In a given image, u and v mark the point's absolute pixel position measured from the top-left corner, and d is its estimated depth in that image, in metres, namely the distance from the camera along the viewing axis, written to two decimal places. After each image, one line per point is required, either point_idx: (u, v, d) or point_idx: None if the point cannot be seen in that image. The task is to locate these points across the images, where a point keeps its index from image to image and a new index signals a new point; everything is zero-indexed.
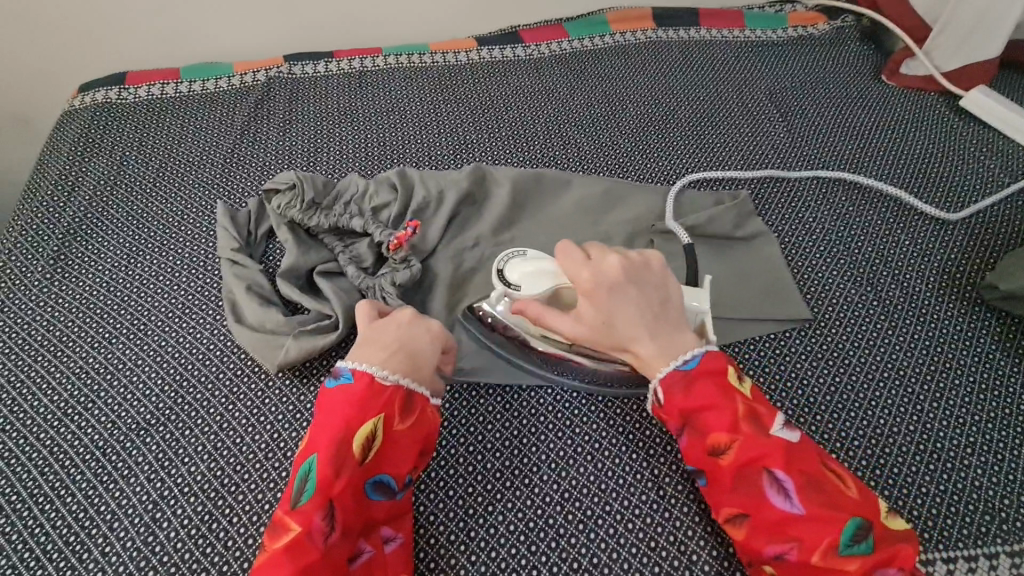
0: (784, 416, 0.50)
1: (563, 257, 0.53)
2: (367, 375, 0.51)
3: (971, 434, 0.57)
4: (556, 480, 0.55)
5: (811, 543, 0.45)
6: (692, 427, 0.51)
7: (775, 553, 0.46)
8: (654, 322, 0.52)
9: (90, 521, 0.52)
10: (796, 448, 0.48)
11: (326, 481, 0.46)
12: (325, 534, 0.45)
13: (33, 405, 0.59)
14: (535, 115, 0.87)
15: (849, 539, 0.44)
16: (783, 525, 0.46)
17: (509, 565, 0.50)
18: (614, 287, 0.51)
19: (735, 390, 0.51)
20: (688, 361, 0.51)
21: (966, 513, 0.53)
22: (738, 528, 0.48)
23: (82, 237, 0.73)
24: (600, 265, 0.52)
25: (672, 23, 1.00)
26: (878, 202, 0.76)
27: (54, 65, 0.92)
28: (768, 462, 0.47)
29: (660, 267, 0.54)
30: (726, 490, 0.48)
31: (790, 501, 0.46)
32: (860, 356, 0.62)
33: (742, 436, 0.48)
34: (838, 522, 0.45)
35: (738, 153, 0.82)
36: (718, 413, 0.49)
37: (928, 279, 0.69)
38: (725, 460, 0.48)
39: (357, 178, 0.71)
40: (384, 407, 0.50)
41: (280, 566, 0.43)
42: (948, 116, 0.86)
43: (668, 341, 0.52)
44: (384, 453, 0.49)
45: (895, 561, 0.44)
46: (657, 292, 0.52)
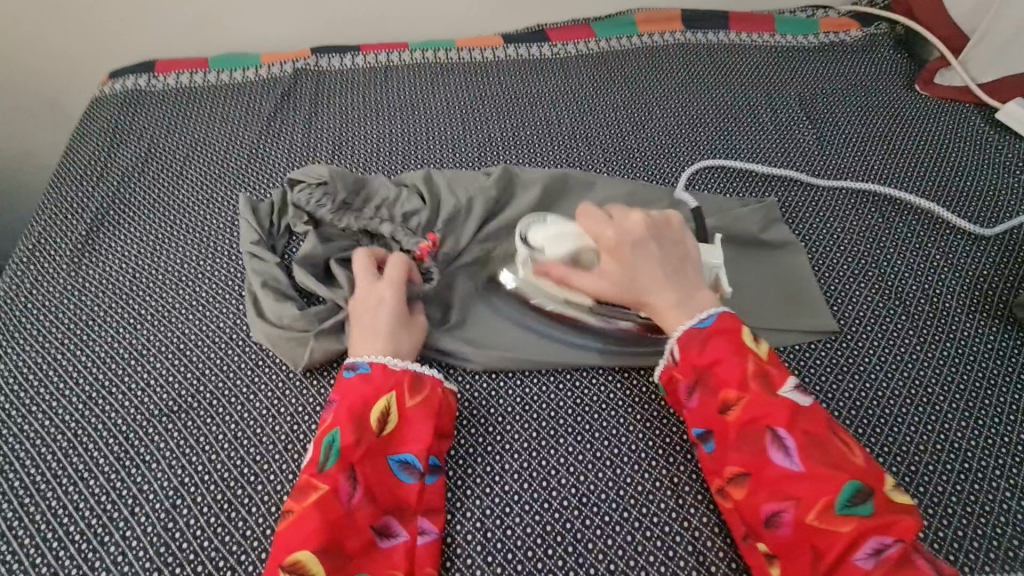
0: (795, 380, 0.52)
1: (585, 219, 0.58)
2: (383, 364, 0.55)
3: (1000, 455, 0.56)
4: (574, 484, 0.54)
5: (808, 503, 0.46)
6: (703, 384, 0.52)
7: (773, 512, 0.47)
8: (672, 277, 0.56)
9: (111, 504, 0.53)
10: (802, 410, 0.49)
11: (348, 447, 0.50)
12: (350, 495, 0.48)
13: (59, 387, 0.60)
14: (560, 115, 0.86)
15: (845, 501, 0.45)
16: (781, 482, 0.47)
17: (525, 568, 0.50)
18: (635, 242, 0.56)
19: (749, 349, 0.52)
20: (701, 320, 0.54)
21: (993, 535, 0.52)
22: (739, 487, 0.49)
23: (110, 221, 0.73)
24: (622, 224, 0.57)
25: (700, 25, 0.99)
26: (909, 215, 0.74)
27: (87, 51, 0.93)
28: (770, 421, 0.49)
29: (680, 226, 0.58)
30: (731, 447, 0.50)
31: (789, 458, 0.47)
32: (887, 371, 0.61)
33: (750, 394, 0.50)
34: (836, 483, 0.46)
35: (766, 160, 0.81)
36: (728, 369, 0.51)
37: (959, 294, 0.67)
38: (731, 417, 0.50)
39: (389, 184, 0.71)
40: (398, 385, 0.54)
41: (308, 520, 0.46)
42: (983, 129, 0.84)
43: (689, 296, 0.55)
44: (402, 428, 0.53)
45: (891, 529, 0.44)
46: (677, 249, 0.57)
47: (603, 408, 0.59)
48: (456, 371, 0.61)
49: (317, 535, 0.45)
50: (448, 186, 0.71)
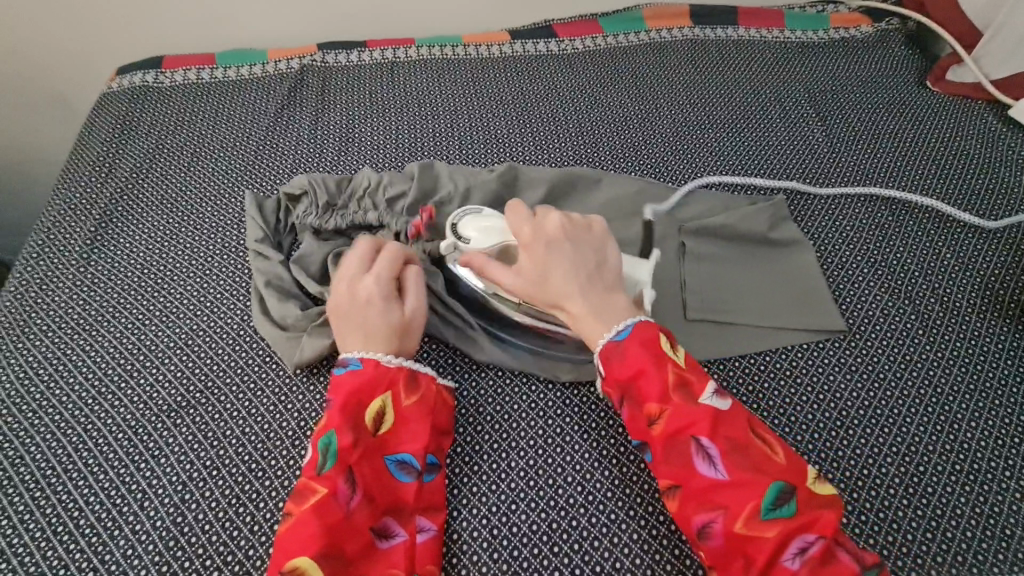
0: (716, 384, 0.50)
1: (513, 214, 0.58)
2: (376, 360, 0.53)
3: (1009, 456, 0.56)
4: (580, 482, 0.55)
5: (735, 510, 0.45)
6: (629, 397, 0.51)
7: (704, 523, 0.46)
8: (587, 281, 0.55)
9: (121, 499, 0.53)
10: (722, 416, 0.48)
11: (346, 448, 0.49)
12: (349, 498, 0.47)
13: (68, 382, 0.60)
14: (567, 112, 0.86)
15: (770, 505, 0.45)
16: (708, 492, 0.46)
17: (532, 564, 0.50)
18: (551, 241, 0.55)
19: (667, 357, 0.51)
20: (620, 332, 0.53)
21: (1002, 536, 0.51)
22: (673, 500, 0.48)
23: (118, 217, 0.74)
24: (540, 223, 0.57)
25: (709, 20, 0.98)
26: (919, 213, 0.74)
27: (95, 46, 0.93)
28: (695, 430, 0.48)
29: (602, 231, 0.58)
30: (658, 461, 0.49)
31: (713, 467, 0.47)
32: (895, 371, 0.61)
33: (671, 405, 0.49)
34: (758, 487, 0.45)
35: (774, 158, 0.80)
36: (649, 381, 0.50)
37: (969, 294, 0.66)
38: (656, 431, 0.49)
39: (371, 172, 0.70)
40: (394, 384, 0.53)
41: (308, 523, 0.45)
42: (995, 127, 0.83)
43: (603, 304, 0.54)
44: (398, 428, 0.52)
45: (813, 528, 0.44)
46: (594, 251, 0.56)
47: (609, 407, 0.59)
48: (462, 369, 0.62)
49: (320, 539, 0.45)
50: (449, 179, 0.70)
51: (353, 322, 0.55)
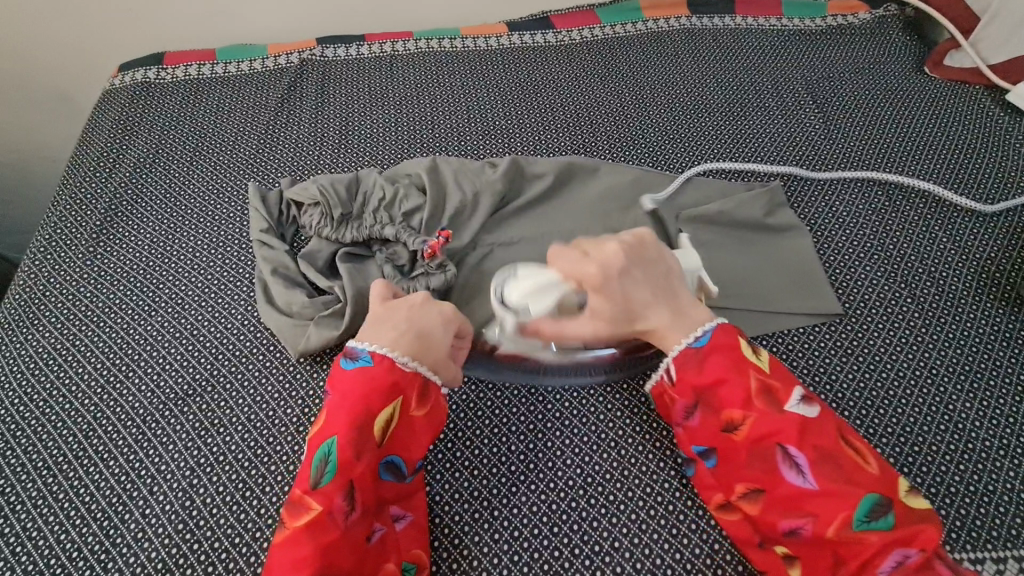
0: (801, 390, 0.51)
1: (558, 261, 0.55)
2: (387, 359, 0.52)
3: (1004, 435, 0.56)
4: (579, 465, 0.56)
5: (825, 518, 0.47)
6: (706, 405, 0.52)
7: (790, 527, 0.48)
8: (662, 296, 0.55)
9: (131, 483, 0.55)
10: (811, 423, 0.49)
11: (348, 462, 0.48)
12: (346, 514, 0.46)
13: (78, 372, 0.62)
14: (565, 102, 0.86)
15: (863, 516, 0.46)
16: (796, 498, 0.48)
17: (532, 545, 0.52)
18: (619, 271, 0.54)
19: (751, 364, 0.52)
20: (700, 337, 0.53)
21: (997, 514, 0.52)
22: (753, 502, 0.50)
23: (123, 212, 0.75)
24: (599, 256, 0.54)
25: (706, 10, 0.98)
26: (916, 198, 0.74)
27: (98, 44, 0.94)
28: (781, 438, 0.49)
29: (653, 241, 0.58)
30: (740, 466, 0.50)
31: (802, 476, 0.48)
32: (891, 354, 0.61)
33: (756, 412, 0.50)
34: (851, 498, 0.46)
35: (771, 145, 0.80)
36: (730, 390, 0.51)
37: (966, 277, 0.67)
38: (739, 436, 0.50)
39: (383, 181, 0.70)
40: (401, 393, 0.51)
41: (303, 543, 0.45)
42: (993, 111, 0.83)
43: (681, 313, 0.55)
44: (399, 436, 0.51)
45: (914, 541, 0.45)
46: (658, 268, 0.56)
47: (608, 392, 0.60)
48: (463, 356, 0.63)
49: (314, 559, 0.44)
50: (454, 179, 0.71)
51: (390, 324, 0.54)
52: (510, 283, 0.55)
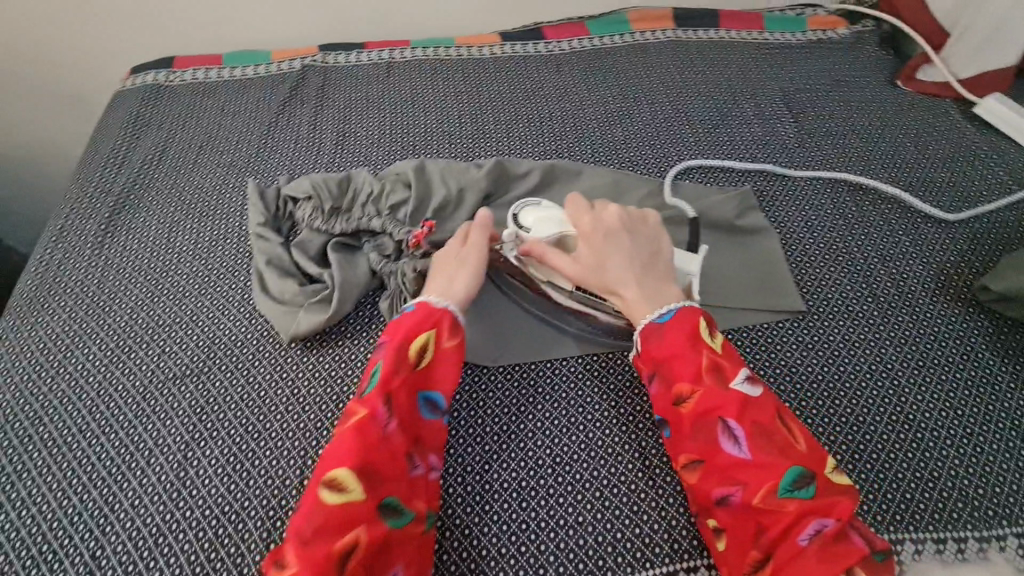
0: (748, 370, 0.54)
1: (571, 206, 0.64)
2: (429, 304, 0.59)
3: (951, 426, 0.59)
4: (549, 445, 0.59)
5: (753, 487, 0.49)
6: (660, 376, 0.56)
7: (721, 496, 0.50)
8: (642, 267, 0.60)
9: (130, 455, 0.59)
10: (752, 400, 0.52)
11: (387, 378, 0.54)
12: (386, 422, 0.52)
13: (84, 351, 0.66)
14: (552, 108, 0.91)
15: (788, 486, 0.48)
16: (729, 469, 0.50)
17: (501, 518, 0.55)
18: (609, 231, 0.61)
19: (703, 341, 0.55)
20: (662, 315, 0.57)
21: (940, 499, 0.55)
22: (694, 473, 0.52)
23: (131, 205, 0.79)
24: (601, 214, 0.62)
25: (691, 23, 1.02)
26: (882, 203, 0.78)
27: (113, 48, 0.99)
28: (723, 412, 0.52)
29: (655, 225, 0.64)
30: (684, 436, 0.53)
31: (737, 447, 0.51)
32: (849, 349, 0.65)
33: (703, 387, 0.53)
34: (779, 469, 0.49)
35: (747, 152, 0.84)
36: (684, 364, 0.54)
37: (925, 279, 0.70)
38: (685, 408, 0.53)
39: (371, 177, 0.74)
40: (436, 327, 0.58)
41: (348, 440, 0.50)
42: (961, 123, 0.87)
43: (657, 289, 0.59)
44: (432, 369, 0.57)
45: (832, 512, 0.47)
46: (649, 243, 0.62)
47: (579, 379, 0.63)
48: None
49: (357, 453, 0.49)
50: (440, 177, 0.75)
51: (437, 278, 0.62)
52: (528, 208, 0.65)
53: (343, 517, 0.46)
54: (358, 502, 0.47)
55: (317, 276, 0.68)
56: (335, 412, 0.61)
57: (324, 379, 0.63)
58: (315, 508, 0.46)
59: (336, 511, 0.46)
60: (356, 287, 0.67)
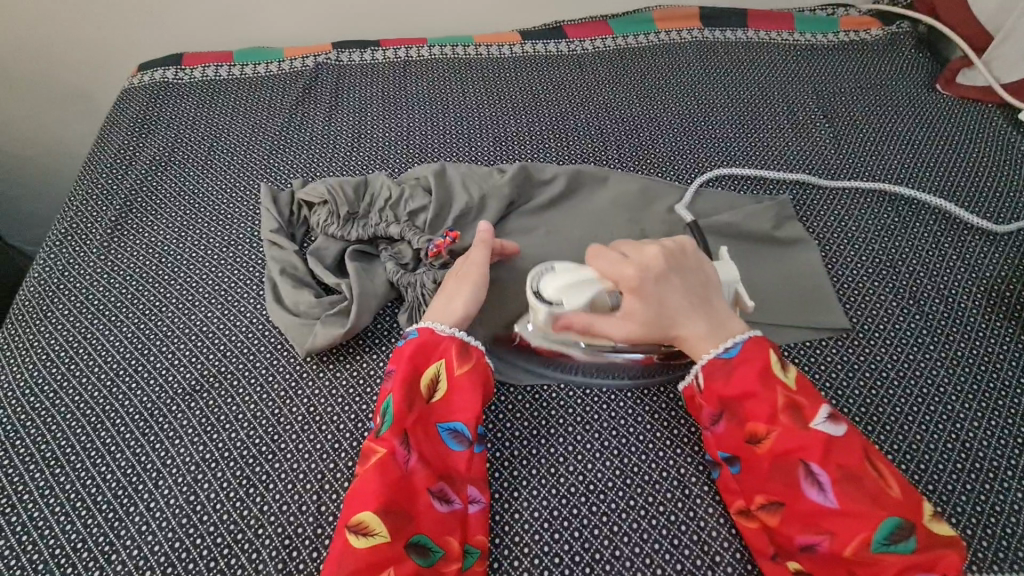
0: (828, 409, 0.52)
1: (599, 259, 0.56)
2: (431, 329, 0.58)
3: (1011, 456, 0.56)
4: (582, 471, 0.56)
5: (844, 537, 0.48)
6: (731, 413, 0.54)
7: (807, 543, 0.49)
8: (699, 307, 0.56)
9: (137, 476, 0.55)
10: (838, 441, 0.50)
11: (400, 413, 0.53)
12: (406, 459, 0.51)
13: (89, 364, 0.62)
14: (576, 110, 0.87)
15: (884, 539, 0.47)
16: (817, 515, 0.49)
17: (533, 551, 0.51)
18: (657, 276, 0.55)
19: (778, 378, 0.53)
20: (729, 349, 0.55)
21: (1002, 535, 0.51)
22: (771, 515, 0.50)
23: (139, 208, 0.76)
24: (639, 260, 0.56)
25: (719, 22, 0.99)
26: (926, 214, 0.74)
27: (120, 44, 0.96)
28: (805, 454, 0.50)
29: (694, 252, 0.58)
30: (762, 477, 0.51)
31: (823, 493, 0.49)
32: (898, 370, 0.61)
33: (780, 427, 0.51)
34: (876, 520, 0.47)
35: (781, 159, 0.81)
36: (758, 402, 0.53)
37: (976, 295, 0.67)
38: (762, 449, 0.51)
39: (389, 181, 0.71)
40: (445, 354, 0.57)
41: (371, 481, 0.50)
42: (1005, 129, 0.83)
43: (718, 324, 0.56)
44: (449, 396, 0.55)
45: (932, 565, 0.46)
46: (698, 275, 0.57)
47: (611, 400, 0.60)
48: None
49: (379, 495, 0.49)
50: (462, 183, 0.72)
51: (438, 299, 0.61)
52: (547, 278, 0.56)
53: (371, 562, 0.46)
54: (386, 544, 0.47)
55: (334, 287, 0.65)
56: (354, 432, 0.57)
57: (342, 397, 0.59)
58: (344, 554, 0.47)
59: (363, 557, 0.46)
60: (375, 299, 0.64)
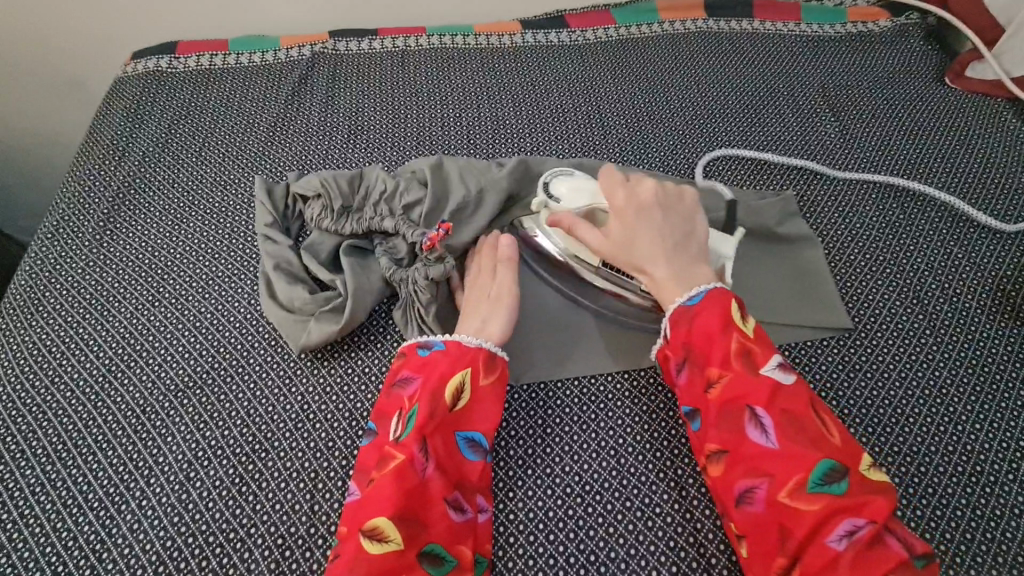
0: (780, 358, 0.51)
1: (605, 177, 0.60)
2: (457, 341, 0.56)
3: (1013, 459, 0.55)
4: (578, 472, 0.55)
5: (781, 480, 0.47)
6: (689, 362, 0.53)
7: (746, 488, 0.48)
8: (672, 250, 0.57)
9: (128, 474, 0.55)
10: (784, 389, 0.49)
11: (423, 420, 0.51)
12: (424, 466, 0.50)
13: (80, 359, 0.62)
14: (577, 102, 0.85)
15: (818, 481, 0.46)
16: (756, 459, 0.48)
17: (527, 552, 0.51)
18: (642, 207, 0.58)
19: (734, 327, 0.52)
20: (692, 297, 0.55)
21: (1001, 539, 0.51)
22: (717, 465, 0.50)
23: (131, 201, 0.75)
24: (634, 190, 0.59)
25: (724, 12, 0.97)
26: (932, 212, 0.73)
27: (113, 32, 0.94)
28: (750, 400, 0.49)
29: (692, 202, 0.61)
30: (711, 426, 0.51)
31: (765, 437, 0.48)
32: (901, 371, 0.60)
33: (732, 372, 0.50)
34: (809, 463, 0.46)
35: (785, 153, 0.79)
36: (713, 349, 0.52)
37: (981, 295, 0.65)
38: (712, 395, 0.51)
39: (384, 173, 0.69)
40: (472, 363, 0.55)
41: (387, 486, 0.48)
42: (1013, 125, 0.81)
43: (685, 270, 0.56)
44: (473, 405, 0.53)
45: (863, 511, 0.45)
46: (682, 223, 0.59)
47: (610, 401, 0.59)
48: None
49: (396, 501, 0.47)
50: (459, 176, 0.70)
51: (469, 319, 0.59)
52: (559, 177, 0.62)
53: (383, 568, 0.45)
54: (399, 552, 0.46)
55: (329, 283, 0.64)
56: (348, 431, 0.57)
57: (336, 395, 0.59)
58: (355, 560, 0.45)
59: (375, 564, 0.45)
60: (370, 295, 0.62)
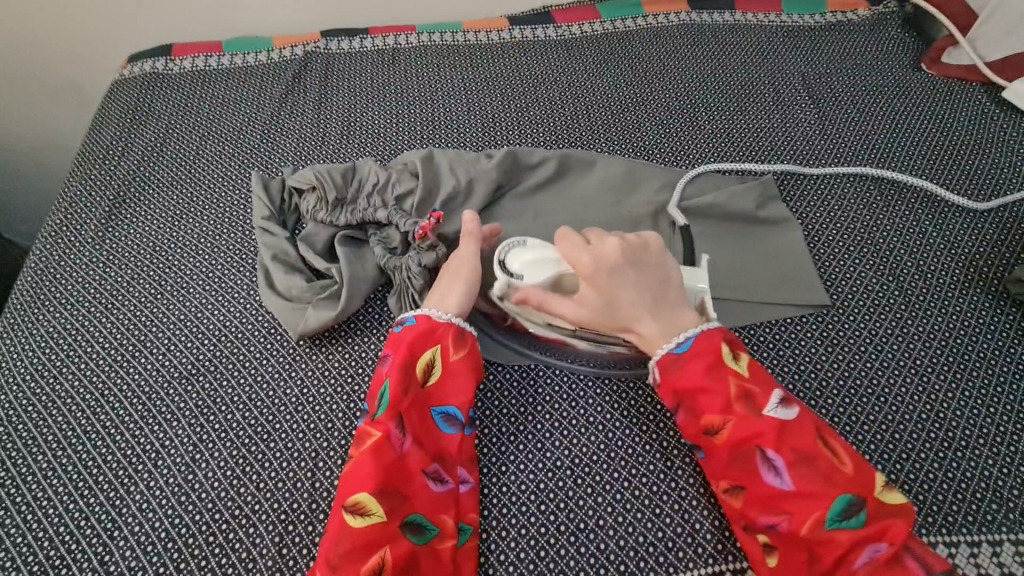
0: (780, 393, 0.53)
1: (561, 244, 0.58)
2: (429, 316, 0.58)
3: (982, 425, 0.57)
4: (567, 446, 0.57)
5: (800, 517, 0.49)
6: (686, 407, 0.55)
7: (768, 525, 0.50)
8: (653, 301, 0.57)
9: (136, 458, 0.57)
10: (789, 425, 0.51)
11: (396, 398, 0.53)
12: (401, 441, 0.52)
13: (87, 350, 0.64)
14: (563, 95, 0.88)
15: (837, 516, 0.48)
16: (774, 499, 0.50)
17: (520, 522, 0.53)
18: (611, 268, 0.56)
19: (730, 369, 0.54)
20: (680, 345, 0.56)
21: (972, 499, 0.53)
22: (733, 501, 0.52)
23: (131, 198, 0.77)
24: (598, 249, 0.57)
25: (706, 4, 0.99)
26: (908, 193, 0.75)
27: (110, 35, 0.96)
28: (760, 441, 0.51)
29: (659, 249, 0.59)
30: (721, 466, 0.52)
31: (780, 478, 0.50)
32: (876, 344, 0.62)
33: (735, 416, 0.52)
34: (827, 499, 0.49)
35: (766, 140, 0.81)
36: (711, 396, 0.53)
37: (954, 271, 0.68)
38: (719, 440, 0.52)
39: (377, 166, 0.72)
40: (441, 340, 0.57)
41: (366, 462, 0.51)
42: (988, 108, 0.84)
43: (668, 321, 0.57)
44: (445, 380, 0.56)
45: (883, 536, 0.47)
46: (655, 273, 0.58)
47: (597, 378, 0.61)
48: None
49: (374, 477, 0.50)
50: (449, 167, 0.73)
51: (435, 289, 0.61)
52: (514, 251, 0.60)
53: (367, 540, 0.48)
54: (382, 524, 0.48)
55: (325, 271, 0.66)
56: (346, 412, 0.59)
57: (335, 378, 0.61)
58: (342, 532, 0.48)
59: (359, 536, 0.48)
60: (364, 282, 0.65)
